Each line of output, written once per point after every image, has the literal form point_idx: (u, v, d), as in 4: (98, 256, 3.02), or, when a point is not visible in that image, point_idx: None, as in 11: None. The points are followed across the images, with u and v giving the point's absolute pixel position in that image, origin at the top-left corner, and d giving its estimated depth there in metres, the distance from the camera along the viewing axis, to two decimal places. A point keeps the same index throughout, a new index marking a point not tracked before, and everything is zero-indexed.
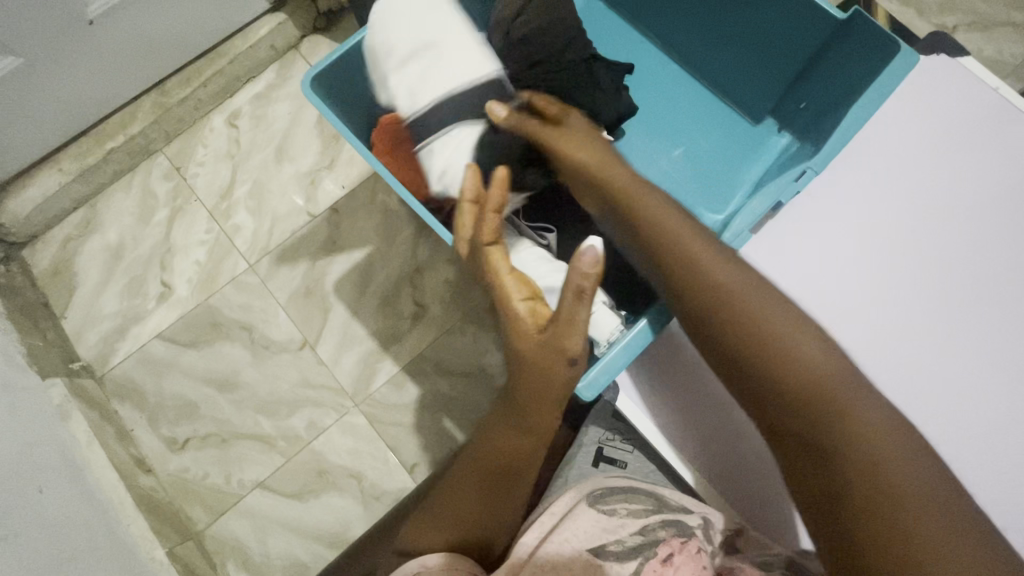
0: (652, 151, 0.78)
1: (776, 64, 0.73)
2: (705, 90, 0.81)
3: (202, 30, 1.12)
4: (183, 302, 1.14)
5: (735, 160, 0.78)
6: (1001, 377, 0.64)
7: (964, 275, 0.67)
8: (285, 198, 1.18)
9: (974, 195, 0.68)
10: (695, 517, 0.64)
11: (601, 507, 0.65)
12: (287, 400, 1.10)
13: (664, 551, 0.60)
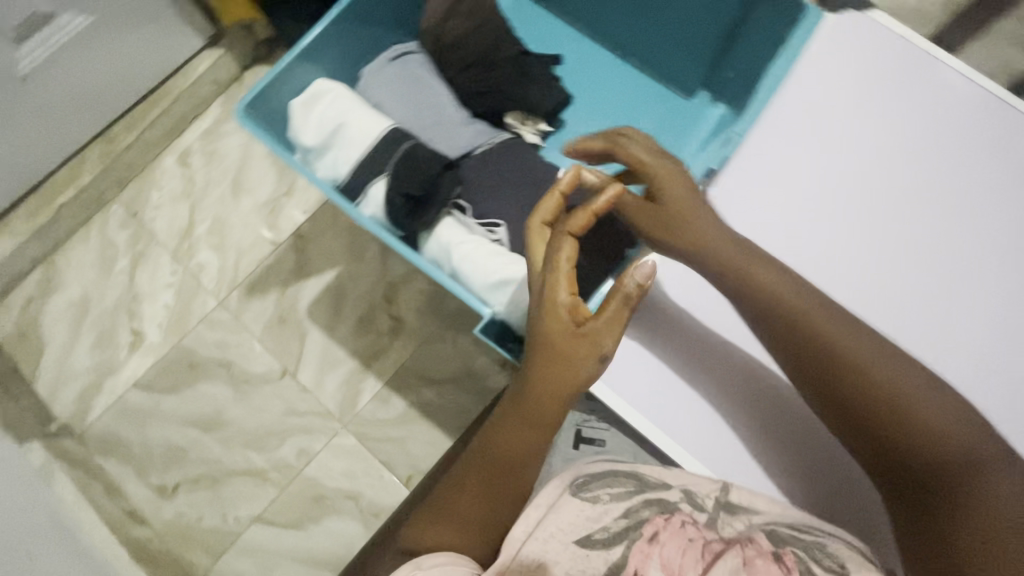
0: (595, 139, 0.80)
1: (697, 38, 0.75)
2: (637, 71, 0.83)
3: (141, 74, 1.12)
4: (156, 348, 1.13)
5: (674, 135, 0.80)
6: (979, 314, 0.63)
7: (911, 209, 0.66)
8: (247, 231, 1.18)
9: (910, 137, 0.68)
10: (677, 492, 0.64)
11: (583, 495, 0.64)
12: (275, 430, 1.09)
13: (650, 530, 0.60)
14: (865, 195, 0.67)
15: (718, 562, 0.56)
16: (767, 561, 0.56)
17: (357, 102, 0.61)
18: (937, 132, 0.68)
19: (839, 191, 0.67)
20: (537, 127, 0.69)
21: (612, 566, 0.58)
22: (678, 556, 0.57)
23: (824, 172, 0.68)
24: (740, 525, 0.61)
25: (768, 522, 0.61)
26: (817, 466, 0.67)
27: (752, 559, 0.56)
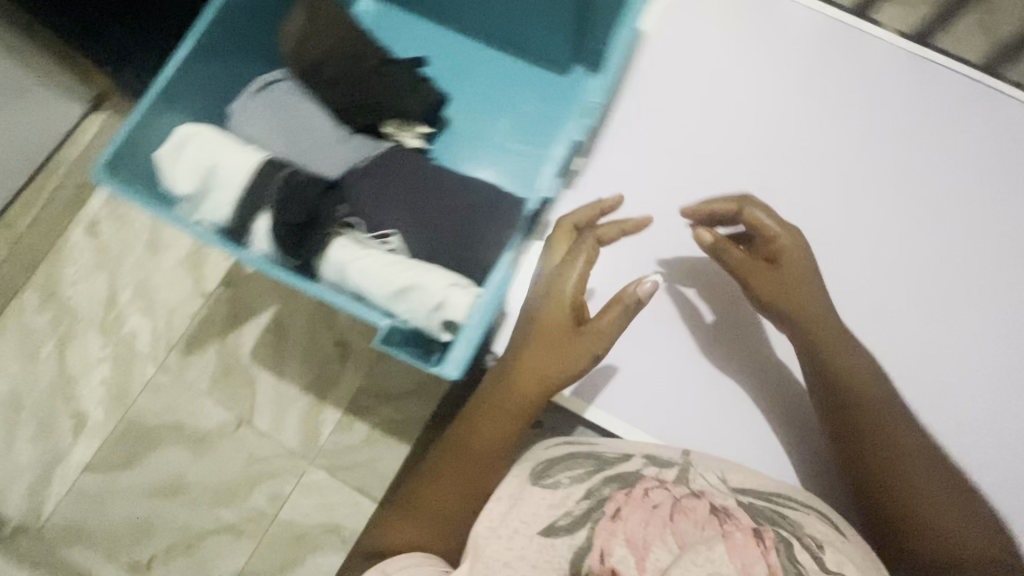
0: (481, 132, 0.80)
1: (552, 17, 0.76)
2: (506, 56, 0.83)
3: (24, 151, 1.07)
4: (101, 426, 1.09)
5: (551, 114, 0.81)
6: (831, 206, 0.79)
7: (772, 158, 0.80)
8: (173, 288, 1.15)
9: (756, 71, 0.82)
10: (639, 458, 0.68)
11: (546, 480, 0.66)
12: (243, 481, 1.07)
13: (612, 508, 0.61)
14: (735, 154, 0.80)
15: (685, 530, 0.58)
16: (744, 536, 0.57)
17: (218, 140, 0.60)
18: (775, 89, 0.82)
19: (713, 156, 0.80)
20: (416, 132, 0.69)
21: (577, 553, 0.59)
22: (644, 531, 0.59)
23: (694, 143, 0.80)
24: (714, 480, 0.66)
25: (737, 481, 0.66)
26: (798, 423, 0.75)
27: (729, 532, 0.57)
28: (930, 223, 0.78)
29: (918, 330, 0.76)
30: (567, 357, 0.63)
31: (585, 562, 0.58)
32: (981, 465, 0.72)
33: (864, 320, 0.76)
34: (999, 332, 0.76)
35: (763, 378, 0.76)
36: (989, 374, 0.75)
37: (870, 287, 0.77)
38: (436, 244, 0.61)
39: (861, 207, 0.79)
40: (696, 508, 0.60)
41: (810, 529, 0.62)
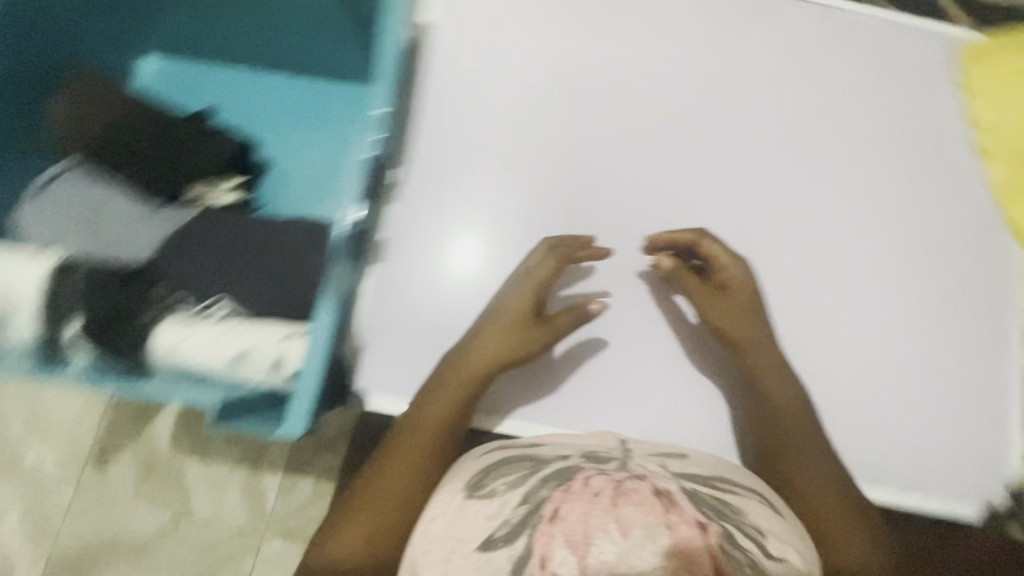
0: (303, 162, 0.80)
1: (317, 27, 0.75)
2: (288, 74, 0.82)
3: None
4: (29, 569, 1.02)
5: (343, 123, 0.81)
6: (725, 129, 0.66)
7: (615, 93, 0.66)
8: (66, 404, 1.07)
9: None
10: (576, 457, 0.56)
11: (477, 493, 0.54)
12: (205, 573, 1.03)
13: (550, 508, 0.50)
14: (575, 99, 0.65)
15: (632, 516, 0.48)
16: (691, 528, 0.48)
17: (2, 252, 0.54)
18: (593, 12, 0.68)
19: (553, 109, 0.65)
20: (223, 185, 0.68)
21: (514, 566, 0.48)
22: (587, 525, 0.48)
23: (526, 98, 0.65)
24: (657, 467, 0.55)
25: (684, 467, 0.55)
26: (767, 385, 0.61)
27: (676, 524, 0.48)
28: (808, 117, 0.67)
29: (823, 238, 0.64)
30: (521, 342, 0.58)
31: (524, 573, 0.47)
32: (924, 364, 0.61)
33: (762, 246, 0.64)
34: (905, 212, 0.65)
35: (682, 340, 0.64)
36: (906, 262, 0.64)
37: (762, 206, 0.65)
38: (260, 292, 0.58)
39: (728, 122, 0.66)
40: (640, 490, 0.50)
41: (755, 518, 0.52)
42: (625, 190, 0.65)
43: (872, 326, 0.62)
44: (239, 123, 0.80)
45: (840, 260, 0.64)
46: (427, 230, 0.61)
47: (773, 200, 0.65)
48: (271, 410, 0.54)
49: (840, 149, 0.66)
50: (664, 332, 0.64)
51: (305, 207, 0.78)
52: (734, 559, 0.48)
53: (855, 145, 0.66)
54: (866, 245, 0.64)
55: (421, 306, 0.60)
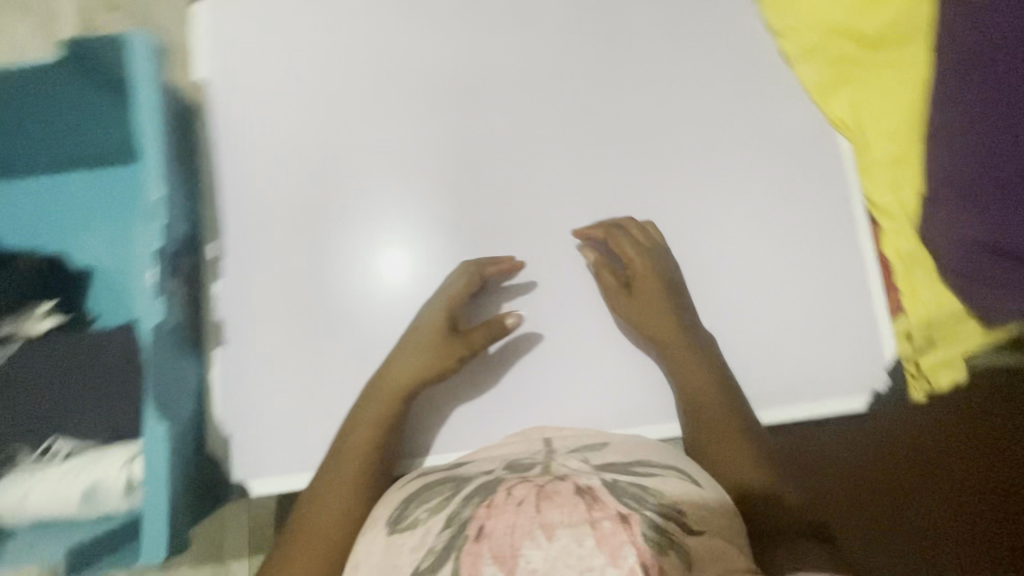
0: (115, 256, 0.70)
1: (87, 126, 0.68)
2: (70, 180, 0.73)
3: None
4: None
5: (126, 225, 0.71)
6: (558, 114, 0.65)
7: (417, 103, 0.64)
8: None
9: (390, 12, 0.65)
10: (498, 469, 0.55)
11: (403, 526, 0.52)
12: None
13: (475, 527, 0.48)
14: (377, 122, 0.63)
15: (557, 518, 0.47)
16: (614, 523, 0.46)
17: None
18: (368, 26, 0.64)
19: (358, 139, 0.63)
20: (43, 313, 0.67)
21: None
22: (514, 538, 0.46)
23: (351, 142, 0.63)
24: (578, 462, 0.55)
25: (604, 460, 0.55)
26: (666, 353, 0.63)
27: (598, 521, 0.46)
28: (617, 72, 0.66)
29: (660, 186, 0.65)
30: (439, 357, 0.58)
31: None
32: (789, 274, 0.63)
33: (605, 211, 0.65)
34: (747, 143, 0.65)
35: (560, 322, 0.64)
36: (748, 183, 0.64)
37: (594, 173, 0.65)
38: (99, 421, 0.61)
39: (542, 98, 0.65)
40: (563, 490, 0.49)
41: (673, 495, 0.52)
42: (458, 197, 0.63)
43: (736, 259, 0.64)
44: (37, 238, 0.72)
45: (683, 202, 0.65)
46: (269, 300, 0.59)
47: (619, 169, 0.65)
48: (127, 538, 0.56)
49: (656, 91, 0.66)
50: (559, 326, 0.64)
51: (128, 308, 0.68)
52: (654, 543, 0.46)
53: (669, 84, 0.66)
54: (706, 178, 0.64)
55: (300, 379, 0.58)
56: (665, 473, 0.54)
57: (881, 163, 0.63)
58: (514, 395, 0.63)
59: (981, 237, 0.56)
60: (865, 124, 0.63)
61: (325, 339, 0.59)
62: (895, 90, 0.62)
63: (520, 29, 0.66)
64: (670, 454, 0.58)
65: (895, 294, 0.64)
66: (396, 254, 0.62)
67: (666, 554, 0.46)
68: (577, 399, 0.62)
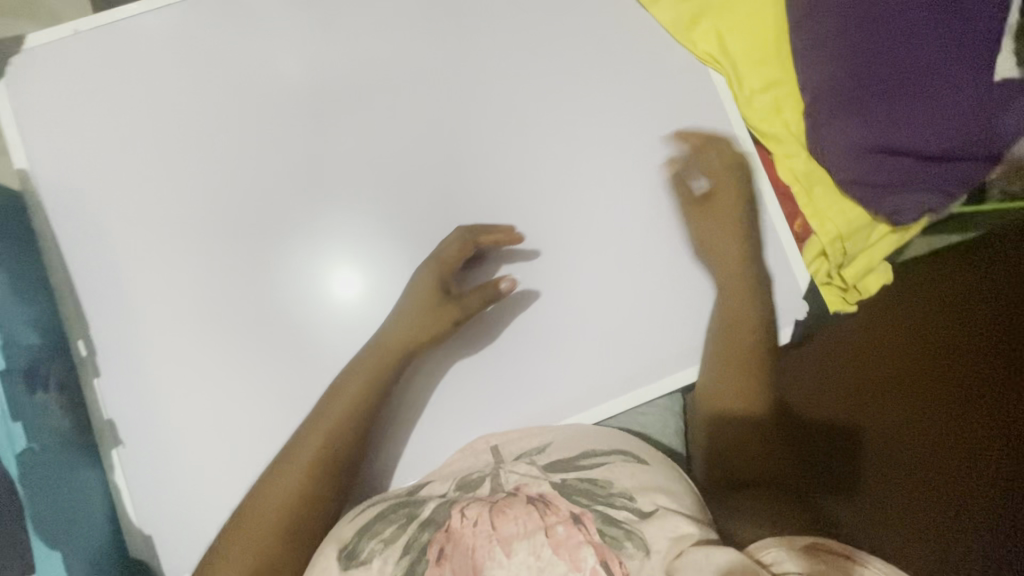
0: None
1: None
2: None
3: None
4: None
5: None
6: (450, 121, 0.61)
7: (267, 138, 0.60)
8: None
9: (253, 58, 0.61)
10: (449, 490, 0.50)
11: (357, 561, 0.46)
12: None
13: (434, 551, 0.44)
14: (230, 168, 0.59)
15: (513, 531, 0.43)
16: (569, 527, 0.43)
17: None
18: (194, 71, 0.60)
19: (213, 190, 0.59)
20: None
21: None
22: (474, 561, 0.42)
23: (236, 202, 0.58)
24: (528, 465, 0.51)
25: (553, 457, 0.51)
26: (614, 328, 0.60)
27: (552, 527, 0.43)
28: (469, 54, 0.62)
29: (543, 161, 0.61)
30: (431, 320, 0.55)
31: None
32: (710, 223, 0.60)
33: (500, 201, 0.60)
34: (648, 104, 0.62)
35: (496, 320, 0.60)
36: (632, 137, 0.61)
37: (471, 164, 0.60)
38: None
39: (422, 106, 0.61)
40: (515, 503, 0.45)
41: (623, 482, 0.48)
42: (354, 227, 0.59)
43: (661, 224, 0.61)
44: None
45: (571, 171, 0.61)
46: (180, 388, 0.55)
47: (523, 160, 0.61)
48: None
49: (514, 65, 0.62)
50: (497, 330, 0.60)
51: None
52: (610, 538, 0.43)
53: (527, 55, 0.62)
54: (613, 149, 0.61)
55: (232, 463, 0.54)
56: (615, 459, 0.51)
57: (756, 89, 0.62)
58: (467, 419, 0.59)
59: (877, 137, 0.56)
60: (731, 54, 0.62)
61: (253, 414, 0.55)
62: (752, 15, 0.62)
63: (357, 36, 0.62)
64: (613, 439, 0.55)
65: (800, 219, 0.64)
66: (348, 271, 0.59)
67: (625, 547, 0.42)
68: (511, 400, 0.59)
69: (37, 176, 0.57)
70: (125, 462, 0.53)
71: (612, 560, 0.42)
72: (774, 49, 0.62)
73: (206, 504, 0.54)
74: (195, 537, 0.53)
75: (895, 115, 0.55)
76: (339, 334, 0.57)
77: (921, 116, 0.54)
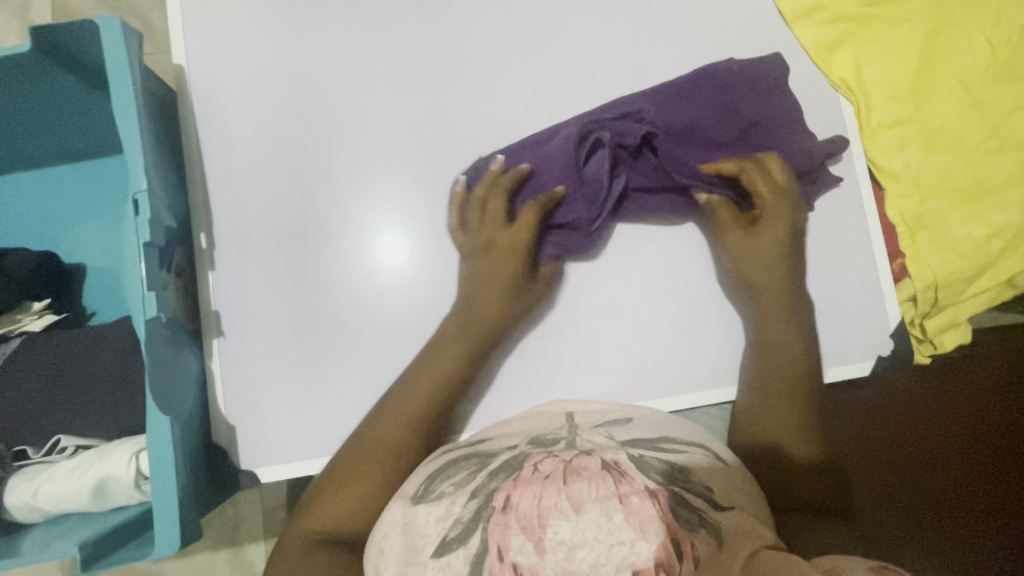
0: (110, 253, 0.65)
1: (43, 126, 0.60)
2: (20, 169, 0.66)
3: None
4: None
5: (30, 239, 0.65)
6: (596, 94, 0.62)
7: (407, 75, 0.61)
8: None
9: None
10: (522, 445, 0.49)
11: (426, 500, 0.46)
12: None
13: (502, 498, 0.43)
14: (363, 105, 0.61)
15: (585, 491, 0.42)
16: (643, 498, 0.41)
17: None
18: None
19: (342, 123, 0.60)
20: (36, 309, 0.60)
21: (474, 564, 0.40)
22: (543, 508, 0.41)
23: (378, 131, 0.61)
24: (604, 437, 0.48)
25: (628, 436, 0.49)
26: (707, 325, 0.59)
27: (626, 496, 0.42)
28: (610, 38, 0.62)
29: None
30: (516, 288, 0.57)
31: (481, 570, 0.40)
32: (827, 243, 0.60)
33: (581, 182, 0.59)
34: None
35: (583, 293, 0.60)
36: None
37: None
38: (99, 411, 0.55)
39: (571, 75, 0.62)
40: (590, 465, 0.44)
41: (702, 473, 0.46)
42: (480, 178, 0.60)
43: None
44: (17, 241, 0.65)
45: None
46: (289, 295, 0.58)
47: None
48: (143, 534, 0.50)
49: (653, 52, 0.62)
50: (596, 301, 0.60)
51: (125, 301, 0.65)
52: (684, 519, 0.41)
53: (665, 51, 0.62)
54: None
55: (325, 373, 0.57)
56: (686, 446, 0.48)
57: (884, 124, 0.60)
58: (543, 380, 0.59)
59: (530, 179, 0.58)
60: (867, 84, 0.60)
61: (353, 333, 0.58)
62: (897, 49, 0.60)
63: None
64: (694, 432, 0.51)
65: (901, 258, 0.62)
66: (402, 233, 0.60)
67: (698, 531, 0.41)
68: (582, 374, 0.59)
69: (192, 68, 0.60)
70: (221, 352, 0.57)
71: (683, 539, 0.40)
72: (913, 90, 0.60)
73: (295, 403, 0.57)
74: (276, 431, 0.56)
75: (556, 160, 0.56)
76: (427, 288, 0.59)
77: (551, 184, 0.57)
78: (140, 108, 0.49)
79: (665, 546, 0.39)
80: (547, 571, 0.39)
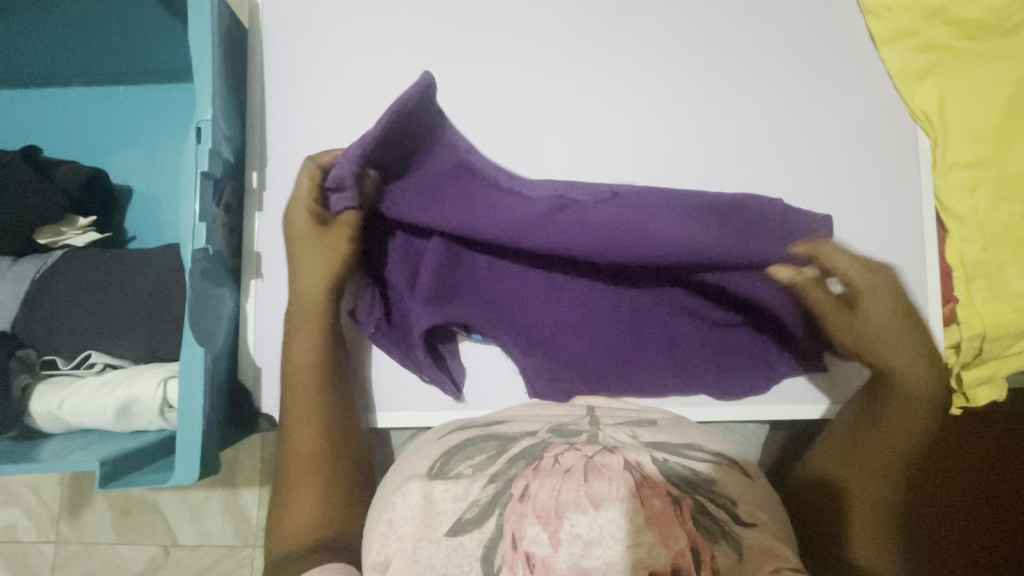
0: (159, 182, 0.66)
1: (114, 45, 0.60)
2: (83, 86, 0.66)
3: None
4: None
5: (83, 156, 0.66)
6: (666, 91, 0.60)
7: (476, 43, 0.60)
8: None
9: None
10: (543, 432, 0.48)
11: (444, 474, 0.45)
12: None
13: (520, 486, 0.42)
14: (428, 69, 0.60)
15: (605, 490, 0.40)
16: (666, 504, 0.40)
17: None
18: None
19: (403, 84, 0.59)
20: (79, 225, 0.60)
21: (488, 548, 0.40)
22: (561, 502, 0.40)
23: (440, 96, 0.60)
24: (628, 436, 0.47)
25: (653, 438, 0.48)
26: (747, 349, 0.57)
27: (647, 498, 0.40)
28: (690, 35, 0.60)
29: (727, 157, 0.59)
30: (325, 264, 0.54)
31: (495, 554, 0.40)
32: None
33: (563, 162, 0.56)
34: (863, 139, 0.60)
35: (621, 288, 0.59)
36: (824, 160, 0.59)
37: (650, 143, 0.60)
38: (133, 334, 0.55)
39: (644, 68, 0.60)
40: (613, 463, 0.42)
41: (726, 486, 0.44)
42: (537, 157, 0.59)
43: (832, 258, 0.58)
44: (69, 156, 0.66)
45: (750, 173, 0.59)
46: None
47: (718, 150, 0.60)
48: (161, 461, 0.50)
49: (731, 56, 0.60)
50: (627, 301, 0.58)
51: (167, 231, 0.66)
52: (705, 528, 0.40)
53: (745, 57, 0.60)
54: (810, 170, 0.59)
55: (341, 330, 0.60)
56: (710, 452, 0.47)
57: (958, 163, 0.58)
58: None
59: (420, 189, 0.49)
60: (948, 120, 0.58)
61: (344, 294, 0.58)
62: (984, 89, 0.58)
63: None
64: (719, 442, 0.50)
65: (952, 303, 0.60)
66: None
67: (718, 542, 0.40)
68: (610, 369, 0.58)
69: (267, 8, 0.60)
70: (258, 292, 0.57)
71: (704, 549, 0.39)
72: (993, 132, 0.58)
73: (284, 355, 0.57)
74: None
75: (487, 199, 0.45)
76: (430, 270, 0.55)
77: (460, 220, 0.47)
78: (216, 35, 0.48)
79: (684, 554, 0.39)
80: (560, 565, 0.38)
